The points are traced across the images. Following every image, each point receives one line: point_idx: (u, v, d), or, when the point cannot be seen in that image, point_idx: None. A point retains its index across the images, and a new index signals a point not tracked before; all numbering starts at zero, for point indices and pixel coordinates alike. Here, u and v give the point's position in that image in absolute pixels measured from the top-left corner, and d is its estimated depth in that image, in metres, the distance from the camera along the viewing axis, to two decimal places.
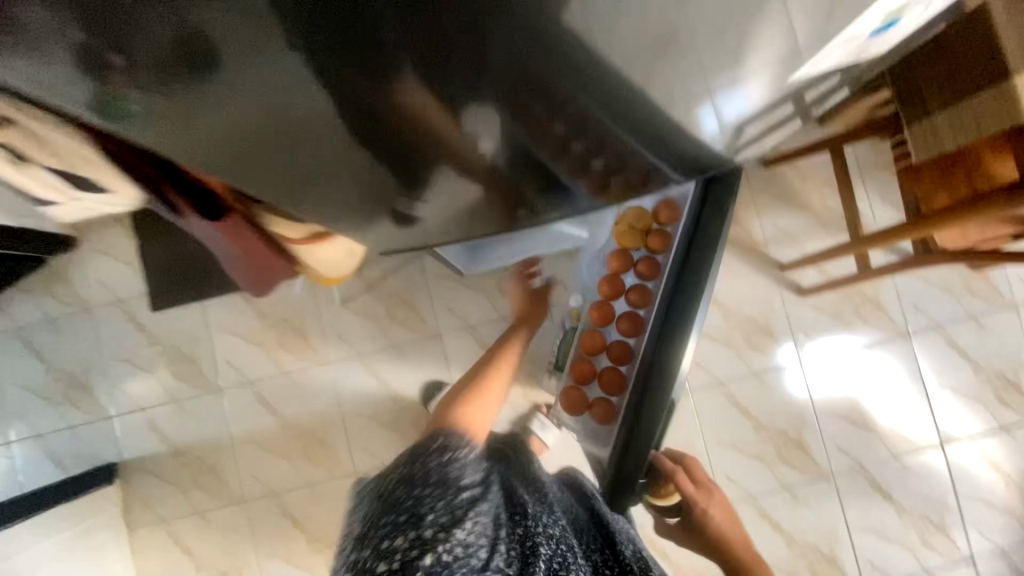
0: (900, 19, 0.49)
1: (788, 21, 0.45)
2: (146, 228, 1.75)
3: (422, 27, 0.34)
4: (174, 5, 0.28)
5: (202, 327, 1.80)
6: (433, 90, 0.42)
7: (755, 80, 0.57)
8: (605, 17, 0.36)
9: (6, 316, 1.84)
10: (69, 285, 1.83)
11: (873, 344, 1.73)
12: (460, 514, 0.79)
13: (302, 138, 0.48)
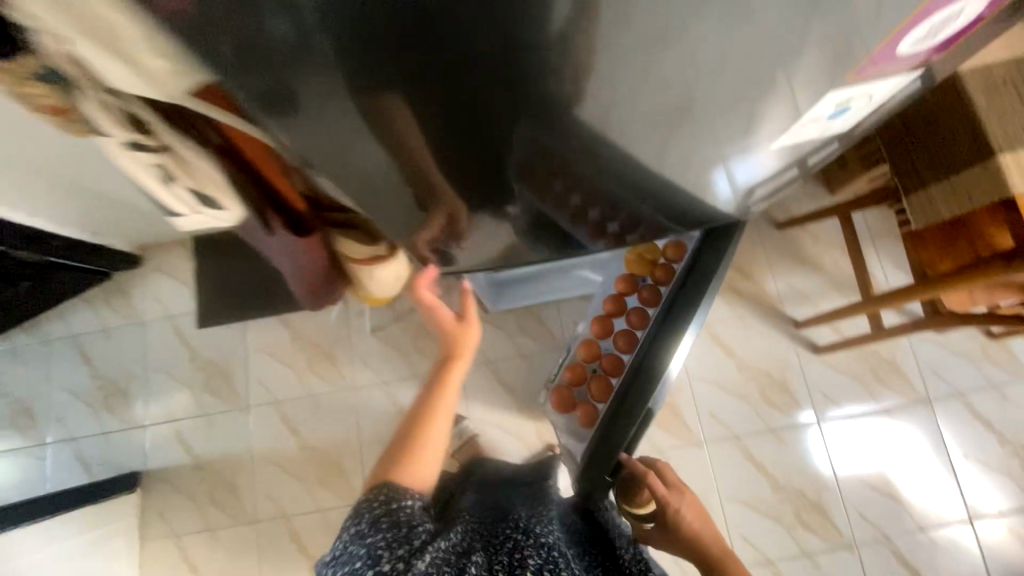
0: (852, 105, 0.59)
1: (782, 101, 0.56)
2: (204, 251, 1.93)
3: (478, 95, 0.43)
4: (280, 59, 0.36)
5: (240, 346, 1.92)
6: (484, 147, 0.52)
7: (761, 150, 0.69)
8: (629, 97, 0.48)
9: (65, 323, 2.00)
10: (127, 298, 2.00)
11: (891, 407, 1.72)
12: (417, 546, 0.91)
13: (361, 168, 0.54)
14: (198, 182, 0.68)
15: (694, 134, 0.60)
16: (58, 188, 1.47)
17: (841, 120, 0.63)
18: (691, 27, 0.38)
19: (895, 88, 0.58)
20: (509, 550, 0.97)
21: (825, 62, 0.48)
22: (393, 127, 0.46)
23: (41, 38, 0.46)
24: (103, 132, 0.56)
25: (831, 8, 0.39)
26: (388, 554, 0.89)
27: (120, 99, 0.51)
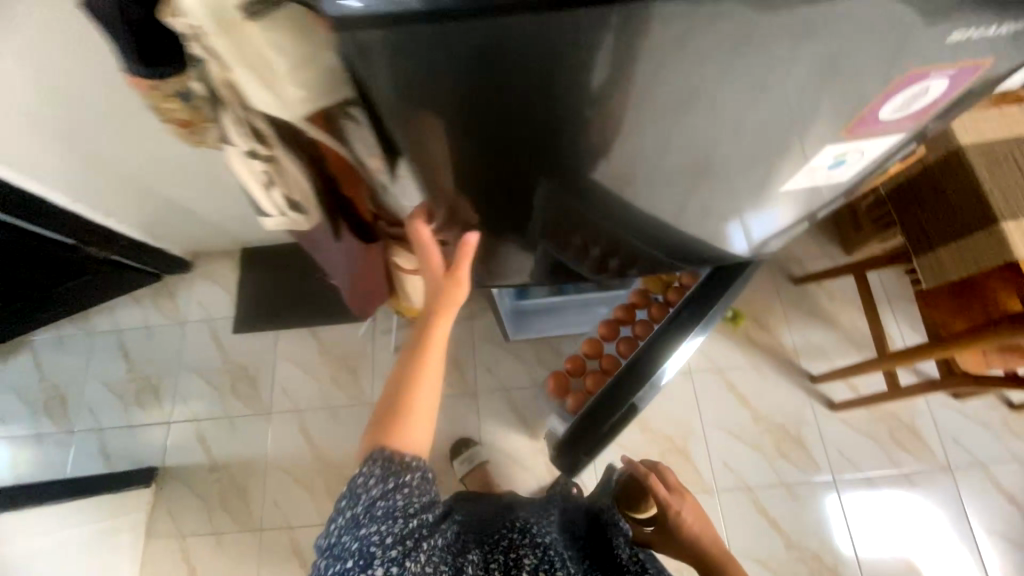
0: (848, 160, 0.69)
1: (801, 156, 0.65)
2: (251, 262, 2.08)
3: (550, 121, 0.50)
4: (396, 61, 0.43)
5: (270, 353, 2.00)
6: (541, 175, 0.61)
7: (770, 200, 0.77)
8: (668, 142, 0.57)
9: (110, 317, 2.13)
10: (171, 299, 2.13)
11: (910, 472, 1.69)
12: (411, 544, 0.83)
13: (429, 171, 0.61)
14: (289, 191, 0.79)
15: (715, 186, 0.70)
16: (138, 194, 1.64)
17: (840, 171, 0.72)
18: (718, 94, 0.49)
19: (886, 146, 0.67)
20: (505, 548, 1.00)
21: (832, 126, 0.58)
22: (479, 154, 0.56)
23: (209, 65, 0.59)
24: (231, 142, 0.68)
25: (835, 84, 0.49)
26: (381, 553, 0.80)
27: (251, 115, 0.66)
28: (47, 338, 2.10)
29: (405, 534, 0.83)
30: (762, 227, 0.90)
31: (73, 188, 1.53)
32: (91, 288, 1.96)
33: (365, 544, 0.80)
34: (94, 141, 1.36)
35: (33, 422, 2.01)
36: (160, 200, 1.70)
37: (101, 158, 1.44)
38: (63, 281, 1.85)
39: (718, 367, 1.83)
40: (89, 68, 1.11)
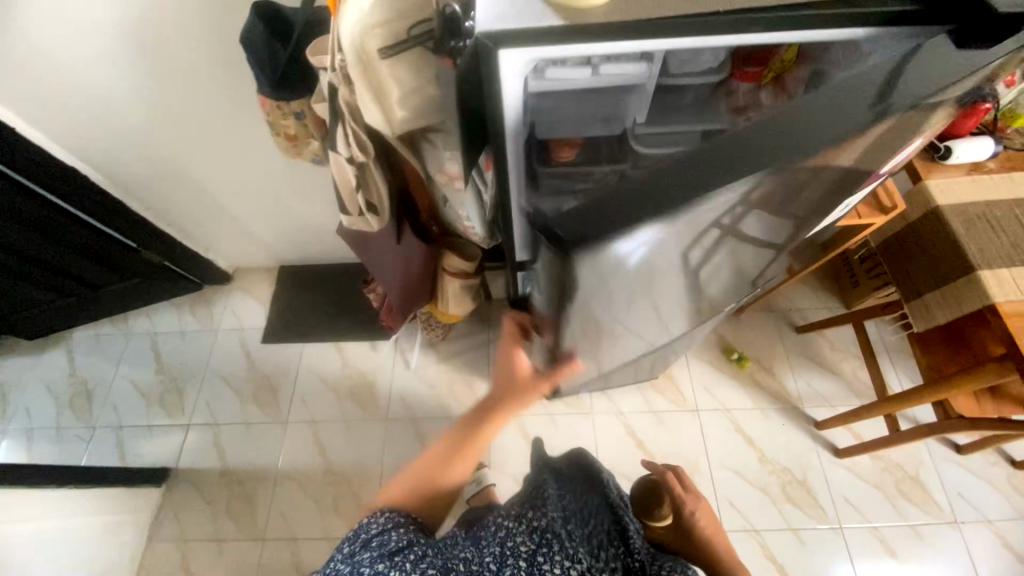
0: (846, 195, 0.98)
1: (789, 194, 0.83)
2: (288, 277, 2.22)
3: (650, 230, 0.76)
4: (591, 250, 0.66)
5: (295, 364, 2.09)
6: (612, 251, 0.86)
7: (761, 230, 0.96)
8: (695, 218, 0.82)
9: (147, 320, 2.23)
10: (206, 306, 2.24)
11: (917, 525, 1.70)
12: (397, 557, 0.77)
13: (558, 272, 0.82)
14: (370, 196, 0.93)
15: None
16: (203, 206, 1.82)
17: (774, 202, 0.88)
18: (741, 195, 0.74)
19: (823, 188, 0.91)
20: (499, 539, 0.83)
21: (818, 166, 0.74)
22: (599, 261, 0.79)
23: (340, 89, 0.77)
24: (337, 150, 0.84)
25: None
26: (368, 570, 0.75)
27: (358, 129, 0.82)
28: (86, 337, 2.21)
29: (390, 550, 0.78)
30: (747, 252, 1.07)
31: (149, 191, 1.73)
32: (138, 291, 2.09)
33: (355, 566, 0.77)
34: (182, 154, 1.57)
35: (58, 415, 2.07)
36: (223, 214, 1.87)
37: (183, 169, 1.64)
38: (115, 280, 1.98)
39: (726, 407, 1.89)
40: (200, 92, 1.33)
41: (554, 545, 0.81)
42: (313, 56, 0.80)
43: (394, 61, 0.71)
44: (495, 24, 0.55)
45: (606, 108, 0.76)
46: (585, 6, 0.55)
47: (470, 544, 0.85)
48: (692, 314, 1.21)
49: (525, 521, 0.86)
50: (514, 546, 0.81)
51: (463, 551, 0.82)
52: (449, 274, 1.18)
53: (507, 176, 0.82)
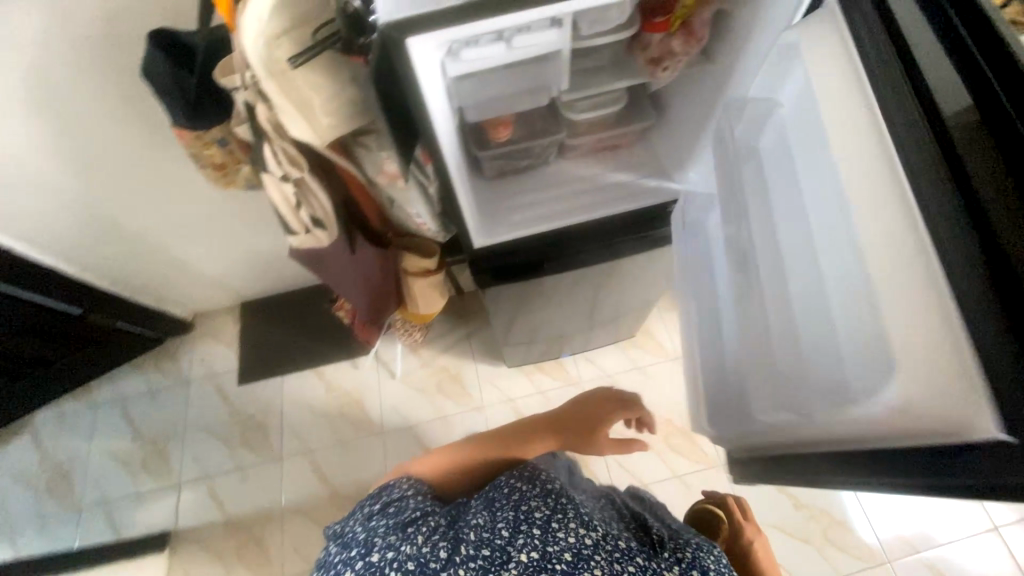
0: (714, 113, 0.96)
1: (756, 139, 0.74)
2: (251, 312, 2.15)
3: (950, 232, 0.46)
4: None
5: (278, 398, 2.03)
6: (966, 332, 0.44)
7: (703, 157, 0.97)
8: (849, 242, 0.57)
9: (110, 387, 2.11)
10: (169, 360, 2.13)
11: None
12: (410, 525, 0.78)
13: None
14: (313, 211, 0.91)
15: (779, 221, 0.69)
16: (142, 253, 1.72)
17: (769, 207, 0.70)
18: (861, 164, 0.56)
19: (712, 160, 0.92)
20: (513, 504, 0.81)
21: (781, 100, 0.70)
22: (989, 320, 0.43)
23: (256, 106, 0.74)
24: (268, 169, 0.82)
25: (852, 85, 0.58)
26: (380, 540, 0.76)
27: (285, 144, 0.80)
28: (49, 418, 2.07)
29: (404, 522, 0.78)
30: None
31: (83, 251, 1.63)
32: (94, 359, 1.98)
33: (370, 534, 0.77)
34: (109, 205, 1.47)
35: (38, 504, 1.96)
36: (168, 260, 1.79)
37: (114, 221, 1.54)
38: (65, 352, 1.85)
39: None
40: (112, 136, 1.25)
41: (568, 512, 0.79)
42: (224, 77, 0.77)
43: (306, 65, 0.70)
44: (397, 13, 0.54)
45: (527, 82, 0.76)
46: None
47: (479, 508, 0.82)
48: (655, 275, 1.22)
49: (538, 485, 0.85)
50: (527, 513, 0.79)
51: (475, 518, 0.79)
52: (413, 274, 1.15)
53: (444, 163, 0.82)
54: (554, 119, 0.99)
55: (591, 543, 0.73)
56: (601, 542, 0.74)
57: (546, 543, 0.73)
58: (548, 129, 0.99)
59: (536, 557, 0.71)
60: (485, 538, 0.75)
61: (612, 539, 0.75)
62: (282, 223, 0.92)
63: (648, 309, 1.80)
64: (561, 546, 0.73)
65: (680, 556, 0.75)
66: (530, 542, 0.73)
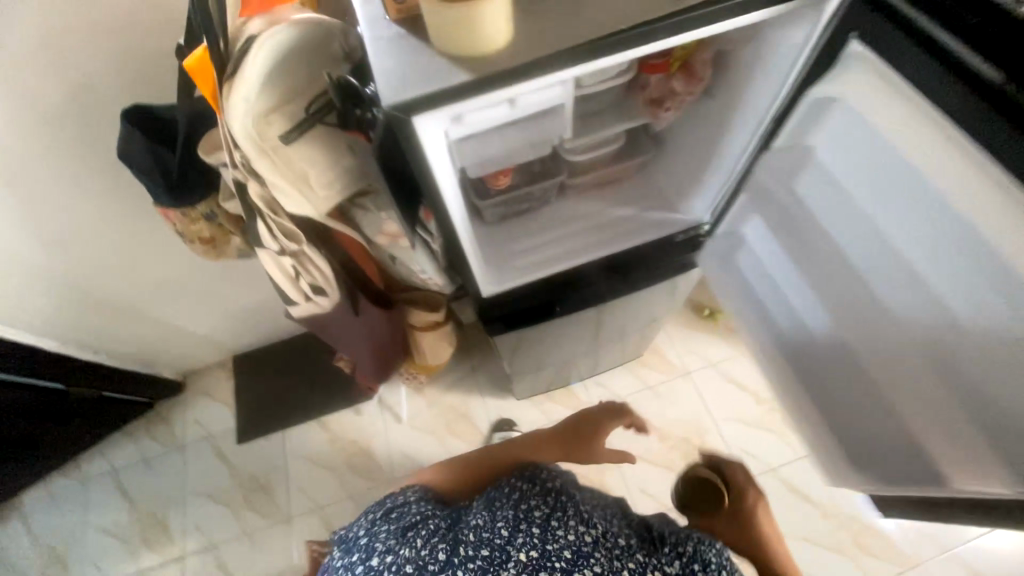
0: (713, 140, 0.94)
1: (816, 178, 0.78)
2: (245, 364, 2.05)
3: None
4: None
5: (281, 455, 1.95)
6: None
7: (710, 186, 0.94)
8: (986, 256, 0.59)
9: (102, 459, 2.00)
10: (163, 424, 2.03)
11: None
12: (405, 529, 0.73)
13: None
14: (313, 279, 0.87)
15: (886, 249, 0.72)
16: (128, 319, 1.64)
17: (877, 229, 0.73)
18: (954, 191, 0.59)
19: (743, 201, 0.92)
20: (514, 502, 0.74)
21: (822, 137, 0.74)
22: None
23: (247, 184, 0.69)
24: (263, 244, 0.77)
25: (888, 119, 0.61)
26: (379, 546, 0.71)
27: (280, 218, 0.75)
28: (39, 500, 1.95)
29: (404, 525, 0.73)
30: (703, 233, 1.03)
31: (63, 323, 1.55)
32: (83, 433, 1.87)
33: (370, 541, 0.73)
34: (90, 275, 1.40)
35: None
36: (154, 324, 1.71)
37: (95, 292, 1.48)
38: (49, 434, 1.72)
39: (711, 360, 1.94)
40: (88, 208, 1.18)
41: (568, 510, 0.73)
42: (210, 155, 0.72)
43: (298, 143, 0.66)
44: (401, 91, 0.50)
45: (531, 135, 0.73)
46: (483, 54, 0.50)
47: (481, 505, 0.76)
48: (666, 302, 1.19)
49: (538, 484, 0.79)
50: (527, 509, 0.73)
51: (474, 518, 0.73)
52: (419, 328, 1.10)
53: (449, 221, 0.78)
54: (552, 161, 0.96)
55: (592, 540, 0.69)
56: (600, 541, 0.69)
57: (545, 540, 0.68)
58: (548, 170, 0.97)
59: (534, 556, 0.66)
60: (483, 537, 0.69)
61: (613, 538, 0.70)
62: (279, 293, 0.87)
63: (653, 329, 1.78)
64: (559, 544, 0.67)
65: (684, 551, 0.67)
66: (529, 540, 0.68)
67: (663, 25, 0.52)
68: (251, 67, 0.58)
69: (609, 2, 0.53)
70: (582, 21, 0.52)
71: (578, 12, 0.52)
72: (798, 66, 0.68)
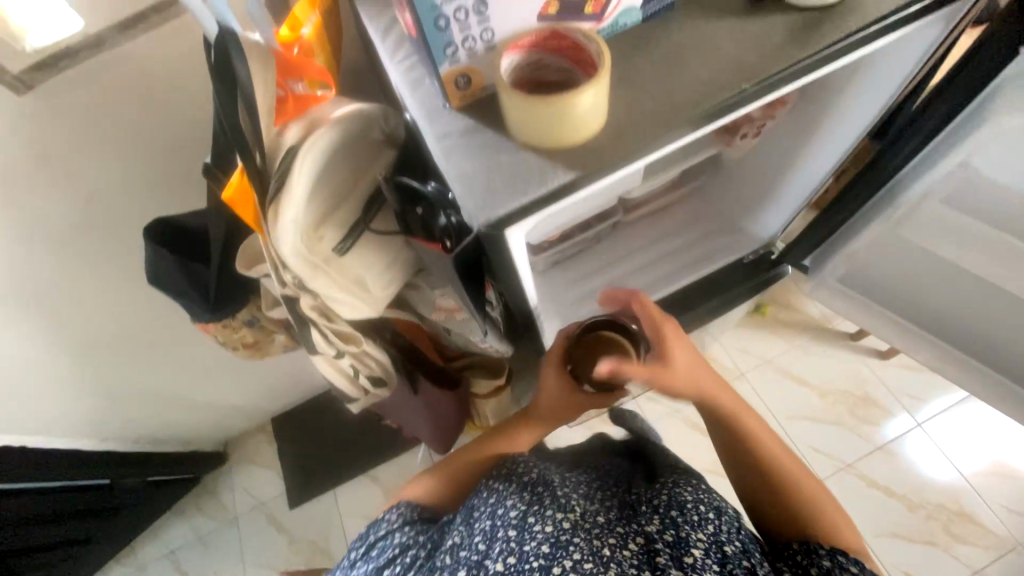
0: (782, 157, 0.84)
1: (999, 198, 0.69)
2: (288, 426, 1.74)
3: None
4: None
5: (332, 513, 1.65)
6: None
7: (780, 202, 0.85)
8: None
9: (155, 540, 1.69)
10: (212, 496, 1.71)
11: (964, 399, 1.31)
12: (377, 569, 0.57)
13: None
14: (370, 372, 0.79)
15: None
16: (155, 405, 1.35)
17: None
18: None
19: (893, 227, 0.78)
20: (490, 506, 0.59)
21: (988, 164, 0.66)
22: None
23: (300, 299, 0.62)
24: (318, 350, 0.69)
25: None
26: None
27: (335, 323, 0.68)
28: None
29: (379, 565, 0.57)
30: (773, 252, 0.97)
31: (102, 419, 1.28)
32: (124, 529, 1.54)
33: None
34: (125, 372, 1.15)
35: None
36: (188, 404, 1.44)
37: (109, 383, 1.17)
38: (89, 538, 1.42)
39: (768, 359, 1.40)
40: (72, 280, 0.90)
41: (545, 500, 0.58)
42: (252, 270, 0.64)
43: (354, 251, 0.60)
44: (486, 200, 0.42)
45: (602, 197, 0.65)
46: (578, 142, 0.42)
47: (456, 519, 0.61)
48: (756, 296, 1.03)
49: (512, 480, 0.62)
50: (496, 513, 0.57)
51: (451, 538, 0.57)
52: (481, 395, 1.02)
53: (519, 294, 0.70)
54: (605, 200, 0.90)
55: (571, 526, 0.54)
56: (581, 525, 0.54)
57: (521, 541, 0.53)
58: (603, 213, 0.90)
59: (512, 563, 0.51)
60: (458, 559, 0.54)
61: (594, 516, 0.56)
62: (335, 391, 0.79)
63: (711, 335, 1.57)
64: (536, 543, 0.52)
65: (659, 502, 0.57)
66: (506, 547, 0.53)
67: (791, 72, 0.43)
68: (299, 182, 0.50)
69: (717, 52, 0.44)
70: (691, 81, 0.43)
71: (681, 70, 0.44)
72: (905, 75, 0.60)
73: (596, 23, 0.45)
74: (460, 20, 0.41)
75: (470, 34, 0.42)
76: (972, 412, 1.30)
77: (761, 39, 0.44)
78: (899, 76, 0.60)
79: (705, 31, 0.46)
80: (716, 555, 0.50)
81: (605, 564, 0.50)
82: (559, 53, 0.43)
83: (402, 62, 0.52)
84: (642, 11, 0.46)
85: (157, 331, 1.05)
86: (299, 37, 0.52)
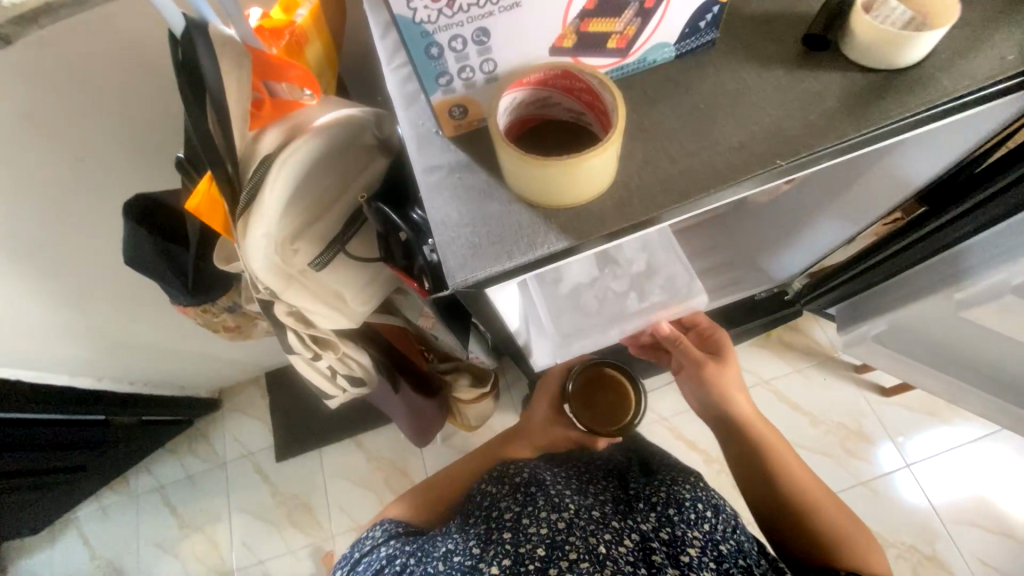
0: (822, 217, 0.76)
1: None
2: (282, 384, 1.50)
3: None
4: None
5: (316, 474, 1.42)
6: None
7: (798, 250, 0.79)
8: None
9: (137, 476, 1.46)
10: (200, 440, 1.49)
11: (978, 438, 1.26)
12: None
13: None
14: (350, 372, 0.76)
15: None
16: (151, 346, 1.14)
17: None
18: None
19: (952, 311, 0.69)
20: (491, 510, 0.55)
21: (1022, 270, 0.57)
22: None
23: (275, 303, 0.58)
24: (295, 351, 0.66)
25: None
26: None
27: (314, 329, 0.65)
28: (39, 566, 1.40)
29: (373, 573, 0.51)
30: (788, 291, 0.93)
31: (91, 356, 1.07)
32: (111, 466, 1.34)
33: None
34: (113, 293, 0.89)
35: None
36: (187, 357, 1.27)
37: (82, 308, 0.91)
38: (81, 468, 1.23)
39: (765, 380, 1.35)
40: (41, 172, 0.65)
41: (538, 500, 0.54)
42: (229, 266, 0.60)
43: (331, 266, 0.56)
44: (471, 258, 0.37)
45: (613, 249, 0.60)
46: (574, 204, 0.37)
47: (448, 528, 0.56)
48: (766, 325, 0.98)
49: (504, 482, 0.59)
50: (492, 516, 0.54)
51: (444, 542, 0.53)
52: (464, 401, 0.99)
53: (509, 329, 0.63)
54: None
55: (566, 526, 0.50)
56: (575, 524, 0.51)
57: (518, 545, 0.50)
58: None
59: (508, 566, 0.48)
60: (451, 565, 0.49)
61: (588, 513, 0.53)
62: (312, 387, 0.76)
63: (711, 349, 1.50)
64: (531, 545, 0.49)
65: (658, 499, 0.55)
66: (502, 549, 0.50)
67: (837, 149, 0.37)
68: (272, 195, 0.46)
69: (754, 112, 0.38)
70: (717, 140, 0.38)
71: (708, 129, 0.38)
72: (967, 148, 0.52)
73: (618, 60, 0.39)
74: (457, 50, 0.35)
75: (468, 65, 0.36)
76: (972, 449, 1.26)
77: (810, 103, 0.38)
78: (961, 148, 0.53)
79: (746, 83, 0.39)
80: (711, 553, 0.49)
81: (602, 562, 0.47)
82: (571, 95, 0.37)
83: (398, 70, 0.45)
84: (675, 48, 0.40)
85: (141, 295, 0.94)
86: (292, 22, 0.48)
